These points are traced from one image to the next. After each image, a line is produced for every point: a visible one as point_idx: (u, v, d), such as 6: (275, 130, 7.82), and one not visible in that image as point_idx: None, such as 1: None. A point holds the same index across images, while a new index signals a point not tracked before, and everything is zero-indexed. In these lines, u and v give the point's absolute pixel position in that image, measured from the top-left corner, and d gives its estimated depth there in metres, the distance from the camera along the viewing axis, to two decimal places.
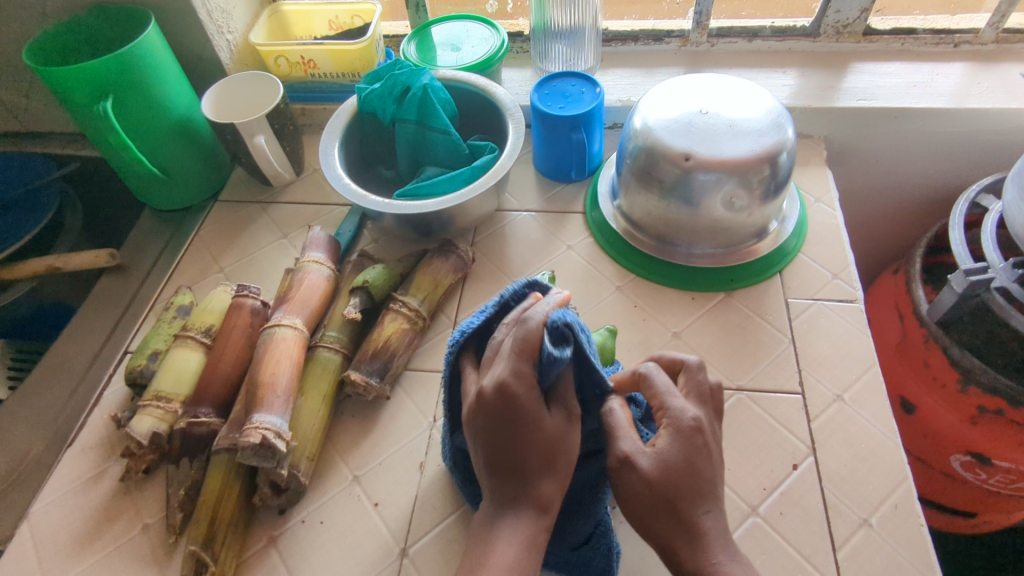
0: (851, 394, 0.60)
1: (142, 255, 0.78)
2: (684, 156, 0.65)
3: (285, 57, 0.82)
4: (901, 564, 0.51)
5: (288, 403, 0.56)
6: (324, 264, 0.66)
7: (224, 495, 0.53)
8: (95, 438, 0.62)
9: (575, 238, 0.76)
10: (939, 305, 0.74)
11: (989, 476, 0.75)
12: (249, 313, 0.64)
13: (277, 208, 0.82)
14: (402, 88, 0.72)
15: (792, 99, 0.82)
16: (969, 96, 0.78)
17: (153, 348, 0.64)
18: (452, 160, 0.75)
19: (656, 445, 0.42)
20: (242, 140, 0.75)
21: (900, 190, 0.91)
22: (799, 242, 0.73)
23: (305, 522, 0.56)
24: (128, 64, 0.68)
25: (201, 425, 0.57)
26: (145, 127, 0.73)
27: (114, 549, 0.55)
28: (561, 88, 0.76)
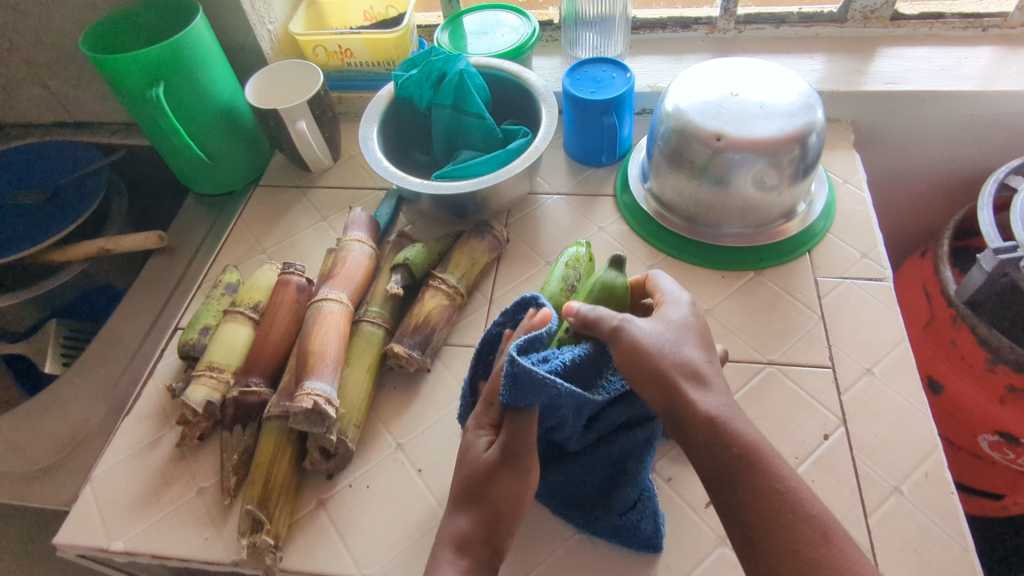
0: (881, 368, 0.62)
1: (189, 238, 0.82)
2: (716, 136, 0.66)
3: (324, 47, 0.85)
4: (932, 529, 0.52)
5: (336, 372, 0.59)
6: (365, 243, 0.68)
7: (277, 459, 0.56)
8: (150, 407, 0.65)
9: (606, 220, 0.78)
10: (967, 286, 0.75)
11: (1018, 456, 0.76)
12: (295, 290, 0.66)
13: (316, 193, 0.84)
14: (438, 75, 0.74)
15: (820, 83, 0.83)
16: (998, 78, 0.79)
17: (203, 323, 0.67)
18: (486, 144, 0.77)
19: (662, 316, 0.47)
20: (284, 126, 0.78)
21: (928, 174, 0.92)
22: (827, 223, 0.74)
23: (352, 486, 0.58)
24: (178, 53, 0.71)
25: (252, 394, 0.60)
26: (192, 113, 0.76)
27: (172, 510, 0.58)
28: (593, 73, 0.78)
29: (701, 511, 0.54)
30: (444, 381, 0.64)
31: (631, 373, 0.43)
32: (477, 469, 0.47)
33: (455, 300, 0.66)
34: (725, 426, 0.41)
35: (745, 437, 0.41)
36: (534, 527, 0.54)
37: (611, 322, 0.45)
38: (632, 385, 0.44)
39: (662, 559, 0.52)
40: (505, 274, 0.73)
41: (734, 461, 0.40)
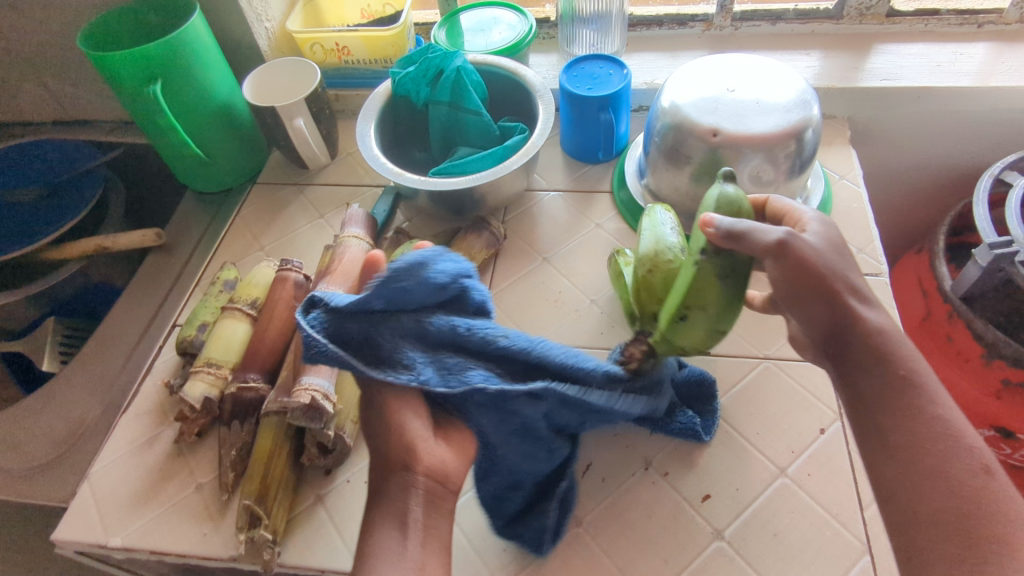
0: None
1: (186, 236, 0.82)
2: (712, 132, 0.66)
3: (321, 44, 0.85)
4: None
5: (334, 367, 0.59)
6: (363, 239, 0.69)
7: (275, 454, 0.56)
8: (148, 404, 0.65)
9: (603, 217, 0.78)
10: (962, 281, 0.76)
11: (1013, 451, 0.76)
12: (293, 286, 0.66)
13: (314, 190, 0.84)
14: (435, 71, 0.75)
15: (816, 79, 0.83)
16: (993, 74, 0.79)
17: (201, 320, 0.67)
18: (483, 141, 0.77)
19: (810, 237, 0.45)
20: (282, 123, 0.78)
21: (923, 171, 0.92)
22: (824, 219, 0.74)
23: (350, 481, 0.58)
24: (175, 50, 0.71)
25: (250, 390, 0.60)
26: (189, 111, 0.76)
27: (170, 506, 0.58)
28: (589, 70, 0.78)
29: (698, 505, 0.54)
30: None
31: (795, 288, 0.44)
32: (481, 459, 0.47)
33: None
34: (893, 349, 0.45)
35: (907, 361, 0.45)
36: None
37: (763, 239, 0.41)
38: (795, 299, 0.45)
39: (659, 553, 0.52)
40: (502, 270, 0.74)
41: (895, 384, 0.44)
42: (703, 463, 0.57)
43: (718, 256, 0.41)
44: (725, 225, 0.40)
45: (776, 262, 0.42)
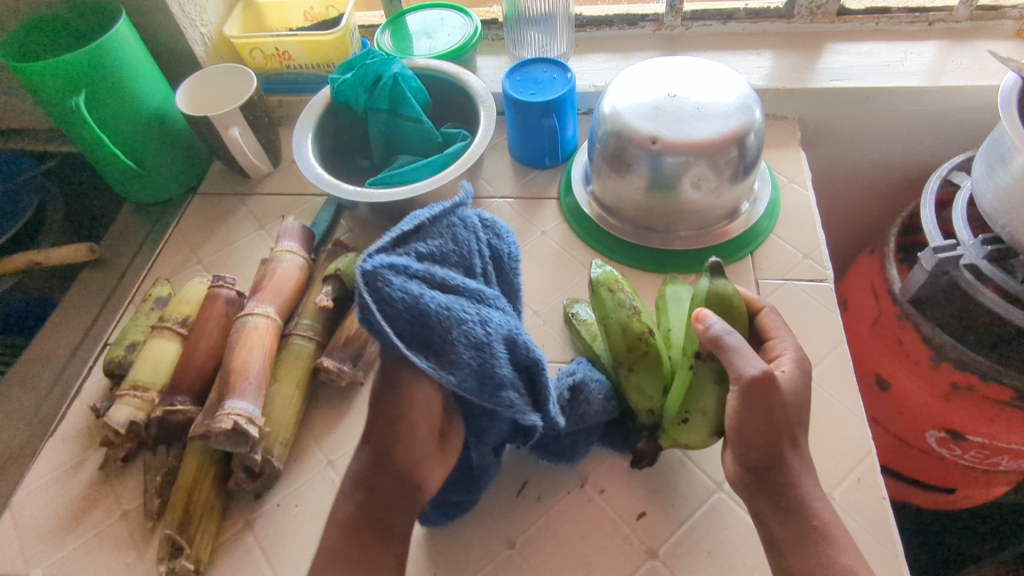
0: (818, 371, 0.61)
1: (123, 250, 0.80)
2: (651, 139, 0.65)
3: (260, 49, 0.83)
4: (862, 536, 0.52)
5: (261, 389, 0.57)
6: (297, 253, 0.67)
7: (199, 480, 0.54)
8: (75, 428, 0.63)
9: (549, 224, 0.77)
10: (910, 284, 0.75)
11: (964, 451, 0.76)
12: (224, 303, 0.64)
13: (256, 200, 0.82)
14: (373, 78, 0.72)
15: (766, 80, 0.82)
16: (943, 73, 0.78)
17: (130, 339, 0.65)
18: (425, 148, 0.76)
19: (784, 369, 0.46)
20: (216, 132, 0.76)
21: (878, 170, 0.91)
22: (771, 222, 0.73)
23: (280, 505, 0.57)
24: (99, 58, 0.68)
25: (177, 413, 0.58)
26: (119, 121, 0.73)
27: (94, 535, 0.56)
28: (533, 74, 0.76)
29: (632, 522, 0.53)
30: None
31: (738, 427, 0.44)
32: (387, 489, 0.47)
33: None
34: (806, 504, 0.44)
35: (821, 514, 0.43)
36: (463, 546, 0.53)
37: (741, 366, 0.43)
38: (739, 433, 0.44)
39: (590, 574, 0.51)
40: None
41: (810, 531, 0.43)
42: (639, 478, 0.56)
43: (709, 361, 0.46)
44: (714, 327, 0.44)
45: (743, 392, 0.42)
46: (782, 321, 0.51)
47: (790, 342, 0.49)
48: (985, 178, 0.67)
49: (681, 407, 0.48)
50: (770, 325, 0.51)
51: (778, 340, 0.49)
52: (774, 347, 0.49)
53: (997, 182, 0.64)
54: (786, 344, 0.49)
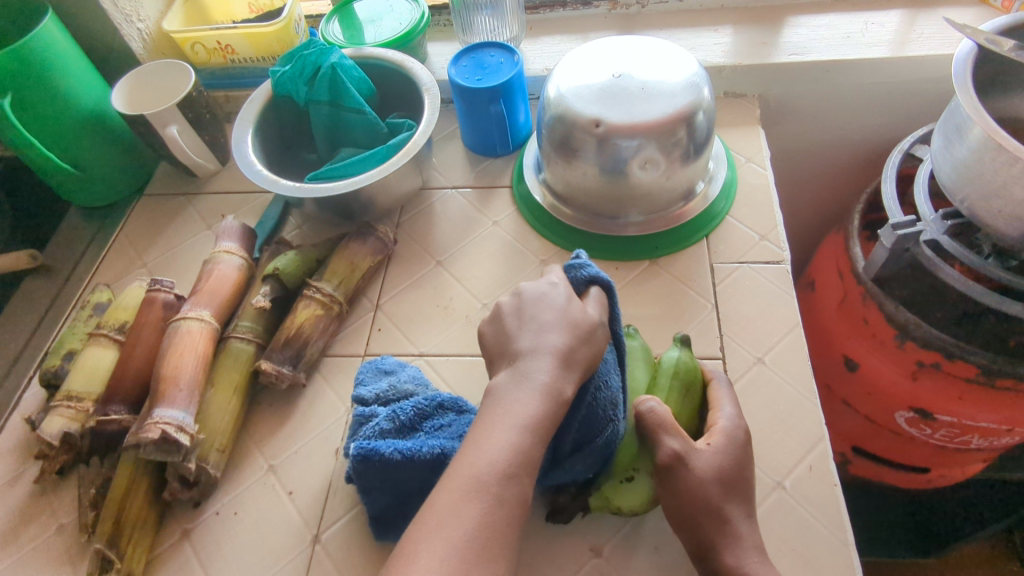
0: (771, 357, 0.59)
1: (68, 255, 0.77)
2: (595, 122, 0.63)
3: (202, 44, 0.80)
4: (813, 525, 0.50)
5: (193, 396, 0.55)
6: (236, 253, 0.64)
7: (131, 492, 0.52)
8: (13, 440, 0.61)
9: (501, 213, 0.75)
10: (873, 262, 0.73)
11: (934, 431, 0.75)
12: (161, 308, 0.62)
13: (203, 199, 0.80)
14: (312, 70, 0.70)
15: (724, 57, 0.80)
16: (904, 44, 0.76)
17: (68, 347, 0.63)
18: (370, 140, 0.73)
19: (711, 445, 0.47)
20: (155, 131, 0.73)
21: (844, 147, 0.89)
22: (728, 203, 0.71)
23: (219, 514, 0.55)
24: (24, 58, 0.66)
25: (111, 423, 0.56)
26: (54, 123, 0.71)
27: (28, 550, 0.55)
28: (480, 59, 0.74)
29: (577, 521, 0.52)
30: (322, 395, 0.61)
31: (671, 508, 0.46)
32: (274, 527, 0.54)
33: (332, 309, 0.63)
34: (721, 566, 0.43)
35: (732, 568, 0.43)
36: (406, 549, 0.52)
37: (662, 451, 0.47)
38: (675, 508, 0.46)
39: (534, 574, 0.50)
40: (393, 277, 0.70)
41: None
42: None
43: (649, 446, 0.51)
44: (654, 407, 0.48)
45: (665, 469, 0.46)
46: (729, 394, 0.53)
47: (727, 413, 0.50)
48: (943, 151, 0.64)
49: (630, 464, 0.51)
50: (716, 396, 0.52)
51: (720, 411, 0.51)
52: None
53: (955, 154, 0.62)
54: (723, 415, 0.50)
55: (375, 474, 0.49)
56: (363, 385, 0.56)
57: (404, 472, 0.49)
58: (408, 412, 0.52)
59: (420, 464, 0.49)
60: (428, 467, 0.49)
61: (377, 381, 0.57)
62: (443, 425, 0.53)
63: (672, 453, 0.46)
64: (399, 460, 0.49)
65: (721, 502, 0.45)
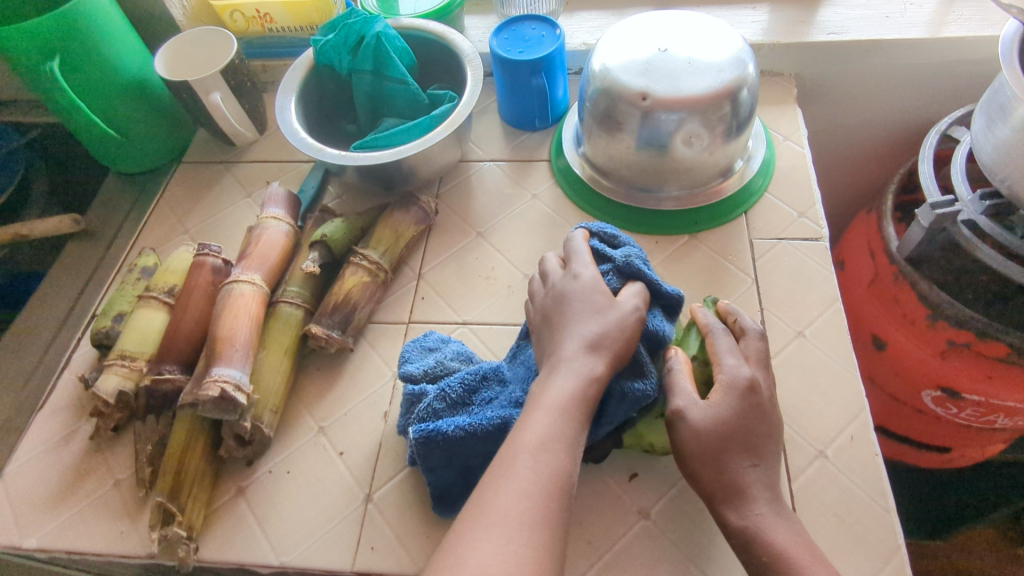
0: (812, 330, 0.61)
1: (109, 221, 0.78)
2: (641, 96, 0.63)
3: (241, 12, 0.80)
4: (854, 493, 0.52)
5: (248, 357, 0.56)
6: (283, 220, 0.65)
7: (189, 448, 0.54)
8: (66, 399, 0.63)
9: (540, 186, 0.75)
10: (908, 242, 0.74)
11: (960, 410, 0.76)
12: (211, 272, 0.63)
13: (241, 167, 0.81)
14: (357, 38, 0.70)
15: (761, 35, 0.80)
16: (942, 25, 0.76)
17: (118, 309, 0.64)
18: (412, 111, 0.74)
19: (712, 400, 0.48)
20: (198, 98, 0.74)
21: (876, 128, 0.90)
22: (766, 181, 0.72)
23: (272, 472, 0.57)
24: (70, 22, 0.66)
25: (165, 382, 0.57)
26: (97, 88, 0.71)
27: (86, 504, 0.56)
28: (521, 32, 0.74)
29: (623, 483, 0.53)
30: (369, 360, 0.63)
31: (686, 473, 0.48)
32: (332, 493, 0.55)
33: (378, 277, 0.64)
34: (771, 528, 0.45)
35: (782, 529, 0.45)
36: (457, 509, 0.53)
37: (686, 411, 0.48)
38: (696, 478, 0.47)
39: (583, 535, 0.51)
40: (434, 247, 0.71)
41: None
42: None
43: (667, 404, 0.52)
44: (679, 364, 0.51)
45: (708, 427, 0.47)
46: (731, 342, 0.52)
47: (728, 366, 0.49)
48: (984, 131, 0.65)
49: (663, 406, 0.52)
50: (716, 347, 0.51)
51: (721, 362, 0.50)
52: (718, 367, 0.50)
53: (997, 134, 0.63)
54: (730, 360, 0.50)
55: (439, 452, 0.50)
56: (410, 362, 0.57)
57: (465, 445, 0.50)
58: (458, 388, 0.53)
59: (483, 437, 0.50)
60: (489, 438, 0.50)
61: (423, 358, 0.58)
62: (492, 397, 0.53)
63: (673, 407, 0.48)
64: (463, 435, 0.50)
65: (770, 467, 0.47)
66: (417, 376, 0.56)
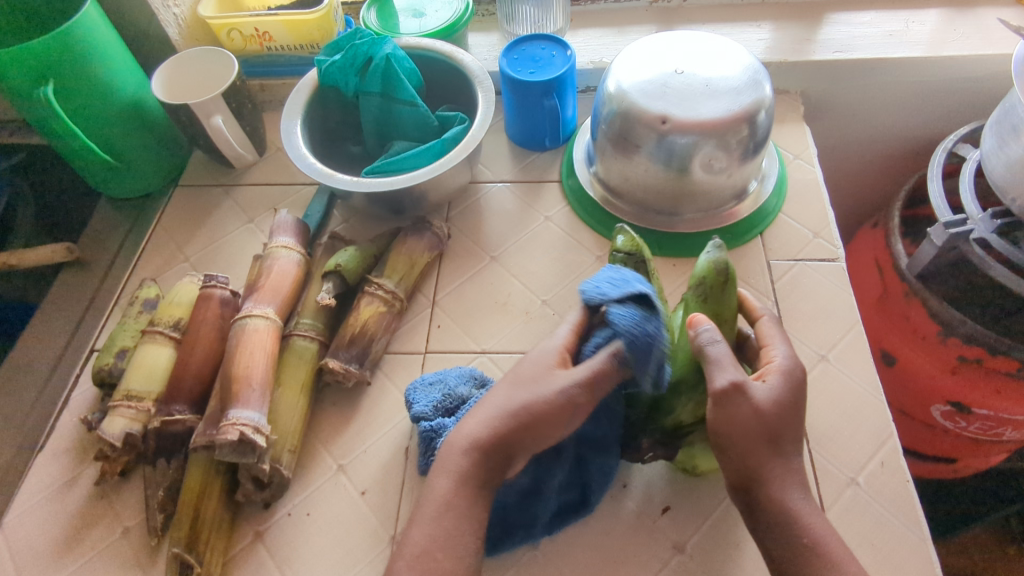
0: (835, 354, 0.60)
1: (103, 248, 0.75)
2: (661, 119, 0.63)
3: (238, 30, 0.78)
4: (888, 521, 0.52)
5: (265, 396, 0.54)
6: (293, 249, 0.63)
7: (205, 495, 0.51)
8: (66, 442, 0.60)
9: (552, 209, 0.74)
10: (918, 259, 0.74)
11: (968, 424, 0.77)
12: (219, 304, 0.61)
13: (241, 191, 0.78)
14: (364, 59, 0.68)
15: (767, 53, 0.79)
16: (944, 43, 0.77)
17: (120, 345, 0.61)
18: (421, 134, 0.72)
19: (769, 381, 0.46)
20: (197, 122, 0.71)
21: (878, 143, 0.90)
22: (780, 201, 0.72)
23: (291, 515, 0.55)
24: (65, 45, 0.63)
25: (176, 423, 0.55)
26: (92, 113, 0.68)
27: (94, 555, 0.54)
28: (531, 52, 0.73)
29: (657, 517, 0.52)
30: (387, 393, 0.61)
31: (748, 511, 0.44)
32: (358, 538, 0.53)
33: (394, 306, 0.62)
34: None
35: None
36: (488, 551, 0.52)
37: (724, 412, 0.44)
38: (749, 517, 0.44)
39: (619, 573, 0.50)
40: (448, 272, 0.69)
41: None
42: (662, 472, 0.55)
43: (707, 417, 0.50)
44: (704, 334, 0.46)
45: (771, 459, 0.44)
46: (778, 329, 0.51)
47: (781, 350, 0.48)
48: (995, 151, 0.66)
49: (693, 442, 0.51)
50: (764, 332, 0.51)
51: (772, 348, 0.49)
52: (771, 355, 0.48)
53: (1008, 154, 0.64)
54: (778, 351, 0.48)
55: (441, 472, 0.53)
56: (415, 401, 0.55)
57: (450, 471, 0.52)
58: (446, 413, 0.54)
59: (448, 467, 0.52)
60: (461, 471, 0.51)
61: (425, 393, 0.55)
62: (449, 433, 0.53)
63: (730, 381, 0.43)
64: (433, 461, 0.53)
65: None
66: (428, 413, 0.54)
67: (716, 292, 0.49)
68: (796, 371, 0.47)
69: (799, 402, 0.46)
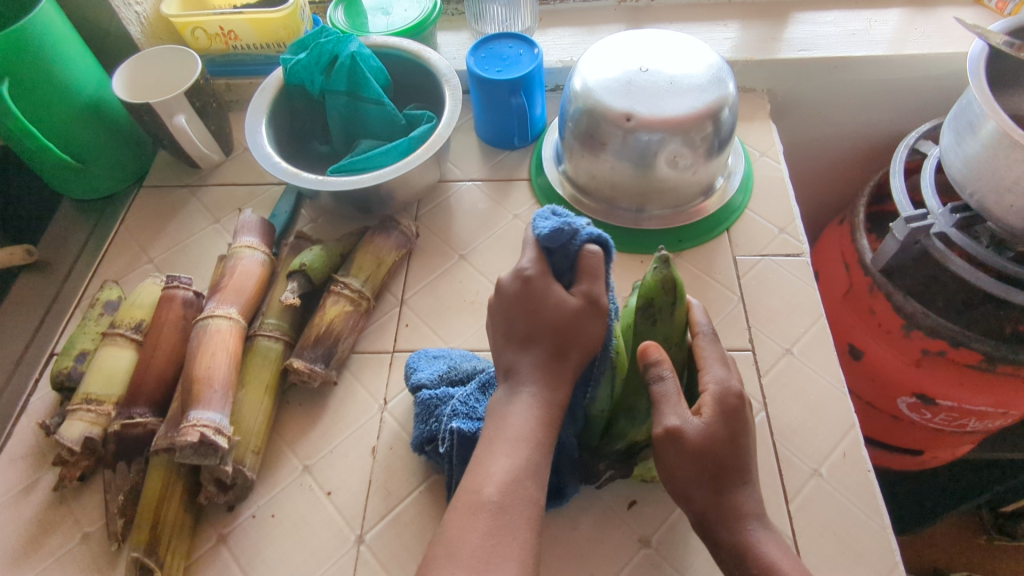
0: (799, 347, 0.61)
1: (65, 251, 0.74)
2: (625, 117, 0.63)
3: (203, 29, 0.77)
4: (850, 511, 0.52)
5: (227, 397, 0.53)
6: (258, 248, 0.62)
7: (166, 498, 0.50)
8: (24, 448, 0.58)
9: (521, 207, 0.74)
10: (882, 254, 0.75)
11: (934, 415, 0.78)
12: (181, 305, 0.60)
13: (207, 191, 0.77)
14: (329, 58, 0.68)
15: (733, 52, 0.80)
16: (906, 42, 0.78)
17: (80, 348, 0.60)
18: (388, 132, 0.72)
19: (702, 415, 0.44)
20: (160, 121, 0.70)
21: (844, 140, 0.92)
22: (745, 197, 0.72)
23: (256, 517, 0.54)
24: (21, 43, 0.62)
25: (136, 426, 0.54)
26: (51, 113, 0.67)
27: (53, 561, 0.53)
28: (498, 50, 0.73)
29: (623, 512, 0.53)
30: (353, 393, 0.60)
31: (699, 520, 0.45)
32: (324, 539, 0.52)
33: (361, 305, 0.62)
34: None
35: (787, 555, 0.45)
36: None
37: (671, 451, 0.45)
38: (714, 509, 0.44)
39: (585, 569, 0.50)
40: (416, 270, 0.69)
41: None
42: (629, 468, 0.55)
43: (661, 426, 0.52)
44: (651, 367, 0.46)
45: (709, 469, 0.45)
46: (716, 350, 0.48)
47: (716, 375, 0.46)
48: (954, 147, 0.67)
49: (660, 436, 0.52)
50: (701, 354, 0.48)
51: (709, 371, 0.47)
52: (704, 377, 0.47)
53: (966, 149, 0.65)
54: (712, 375, 0.46)
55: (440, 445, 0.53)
56: (419, 370, 0.57)
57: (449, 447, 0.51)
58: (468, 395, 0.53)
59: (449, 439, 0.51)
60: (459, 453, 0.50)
61: (432, 365, 0.57)
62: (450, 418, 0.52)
63: (664, 427, 0.44)
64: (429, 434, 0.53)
65: None
66: (430, 381, 0.55)
67: (663, 312, 0.48)
68: (730, 396, 0.45)
69: (739, 426, 0.45)
